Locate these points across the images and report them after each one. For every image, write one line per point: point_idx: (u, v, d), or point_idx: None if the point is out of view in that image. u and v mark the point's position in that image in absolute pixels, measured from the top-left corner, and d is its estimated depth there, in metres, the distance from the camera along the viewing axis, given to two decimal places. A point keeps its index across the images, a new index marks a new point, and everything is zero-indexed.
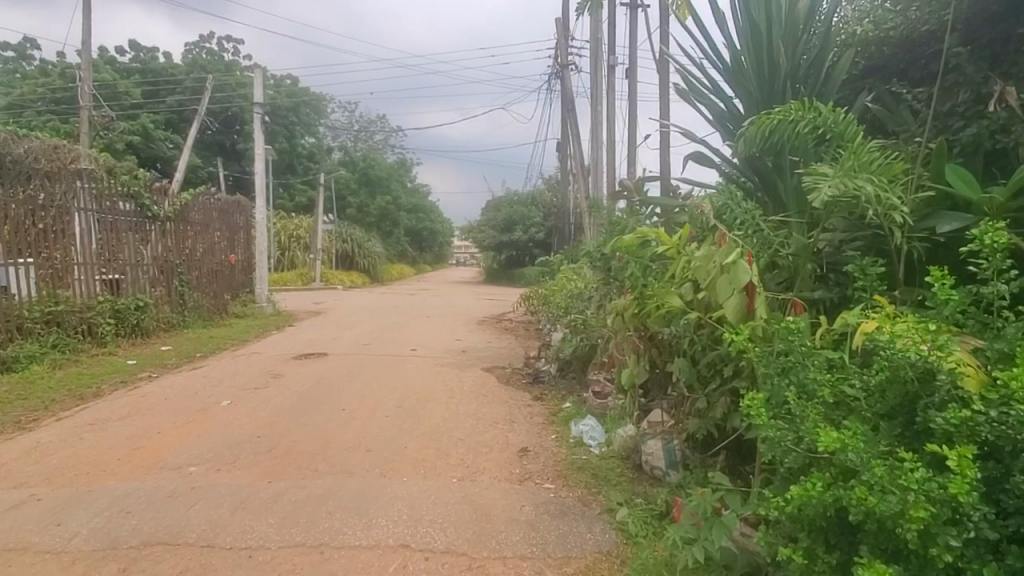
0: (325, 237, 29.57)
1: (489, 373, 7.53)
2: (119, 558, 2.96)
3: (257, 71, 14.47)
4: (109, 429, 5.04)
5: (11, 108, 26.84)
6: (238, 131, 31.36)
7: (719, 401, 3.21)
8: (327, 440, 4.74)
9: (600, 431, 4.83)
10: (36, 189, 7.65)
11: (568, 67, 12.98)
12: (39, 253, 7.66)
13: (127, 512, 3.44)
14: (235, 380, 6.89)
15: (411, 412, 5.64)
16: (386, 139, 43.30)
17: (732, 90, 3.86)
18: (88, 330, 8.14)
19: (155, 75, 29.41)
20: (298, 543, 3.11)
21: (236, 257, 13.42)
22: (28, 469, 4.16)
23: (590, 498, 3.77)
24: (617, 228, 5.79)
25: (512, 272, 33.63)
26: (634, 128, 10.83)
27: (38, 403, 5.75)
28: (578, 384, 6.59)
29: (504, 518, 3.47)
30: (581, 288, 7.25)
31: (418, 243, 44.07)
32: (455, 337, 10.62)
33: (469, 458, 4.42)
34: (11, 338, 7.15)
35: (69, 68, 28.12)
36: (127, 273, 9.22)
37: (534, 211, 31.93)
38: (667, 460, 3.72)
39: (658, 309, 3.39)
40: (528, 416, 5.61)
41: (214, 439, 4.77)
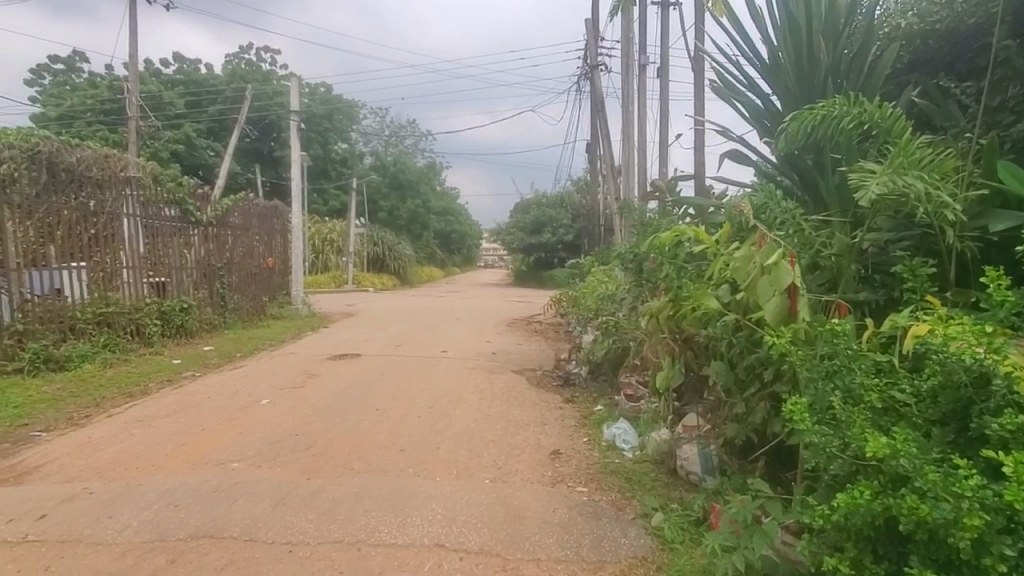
0: (357, 240, 30.13)
1: (520, 374, 7.56)
2: (168, 550, 3.08)
3: (292, 80, 14.89)
4: (156, 426, 5.26)
5: (62, 119, 28.22)
6: (275, 139, 32.09)
7: (758, 406, 3.15)
8: (361, 440, 4.82)
9: (633, 434, 4.77)
10: (87, 196, 8.01)
11: (599, 68, 12.89)
12: (90, 257, 8.05)
13: (174, 505, 3.58)
14: (273, 381, 7.06)
15: (442, 412, 5.71)
16: (416, 143, 43.89)
17: (770, 87, 3.77)
18: (136, 330, 8.53)
19: (197, 86, 30.16)
20: (336, 540, 3.17)
21: (273, 259, 13.82)
22: (80, 464, 4.37)
23: (623, 502, 3.72)
24: (648, 229, 5.74)
25: (540, 274, 33.63)
26: (665, 127, 10.67)
27: (90, 400, 6.05)
28: (609, 386, 6.54)
29: (537, 519, 3.46)
30: (613, 290, 7.21)
31: (447, 245, 44.75)
32: (486, 339, 10.72)
33: (500, 460, 4.44)
34: (65, 338, 7.49)
35: (117, 80, 29.45)
36: (172, 276, 9.65)
37: (562, 213, 31.82)
38: (703, 466, 3.71)
39: (692, 311, 3.33)
40: (559, 418, 5.59)
41: (254, 436, 4.92)
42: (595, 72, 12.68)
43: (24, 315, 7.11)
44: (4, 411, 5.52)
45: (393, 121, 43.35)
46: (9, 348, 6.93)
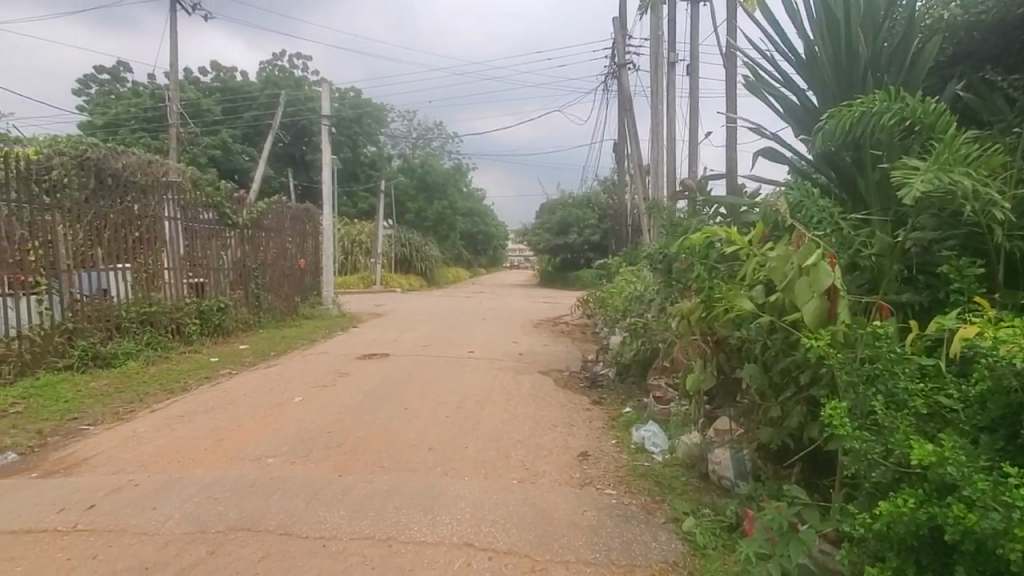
0: (385, 241, 30.58)
1: (547, 375, 7.54)
2: (207, 541, 3.19)
3: (324, 85, 15.23)
4: (195, 421, 5.46)
5: (108, 127, 29.53)
6: (307, 143, 32.91)
7: (794, 411, 3.08)
8: (391, 438, 4.90)
9: (663, 437, 4.69)
10: (131, 201, 8.35)
11: (627, 66, 12.78)
12: (134, 259, 8.40)
13: (213, 498, 3.70)
14: (305, 379, 7.23)
15: (470, 412, 5.74)
16: (443, 145, 44.27)
17: (806, 82, 3.67)
18: (176, 329, 8.87)
19: (234, 93, 31.18)
20: (366, 536, 3.23)
21: (305, 260, 14.15)
22: (125, 456, 4.56)
23: (654, 506, 3.67)
24: (678, 229, 5.66)
25: (566, 275, 33.47)
26: (695, 125, 10.49)
27: (134, 396, 6.31)
28: (638, 388, 6.46)
29: (566, 521, 3.44)
30: (642, 291, 7.13)
31: (473, 246, 45.00)
32: (512, 339, 10.73)
33: (528, 460, 4.44)
34: (111, 336, 7.82)
35: (158, 89, 30.66)
36: (210, 277, 10.00)
37: (588, 213, 31.61)
38: (736, 471, 3.66)
39: (725, 313, 3.26)
40: (587, 419, 5.56)
41: (288, 433, 5.05)
42: (623, 71, 12.56)
43: (73, 315, 7.35)
44: (56, 405, 5.80)
45: (421, 124, 43.85)
46: (59, 347, 7.12)
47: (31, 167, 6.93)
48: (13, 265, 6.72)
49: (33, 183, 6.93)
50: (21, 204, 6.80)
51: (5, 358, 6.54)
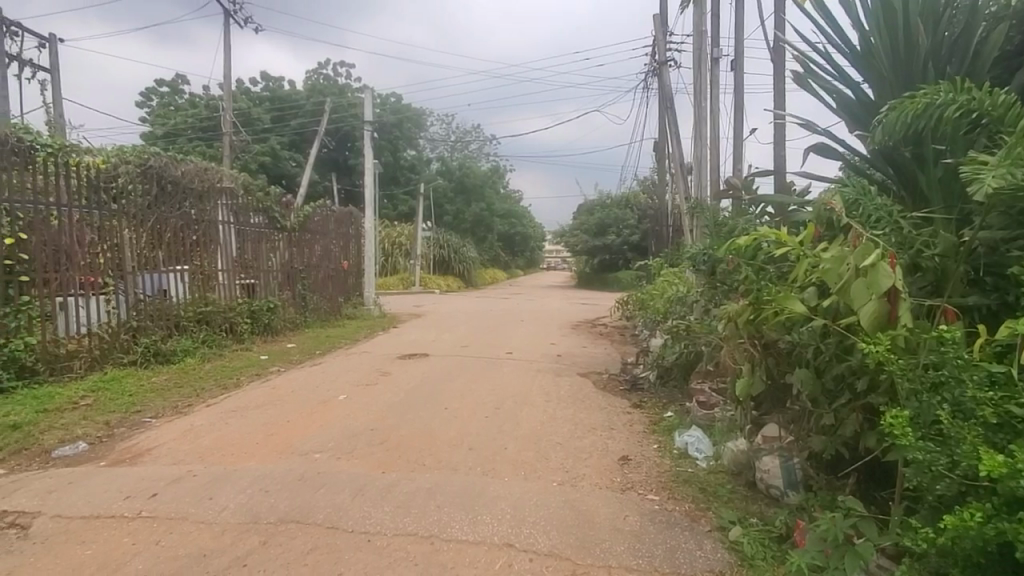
0: (424, 243, 31.10)
1: (586, 378, 7.49)
2: (259, 532, 3.32)
3: (367, 91, 15.65)
4: (247, 416, 5.71)
5: (167, 137, 31.28)
6: (350, 148, 33.91)
7: (849, 418, 2.95)
8: (432, 437, 4.98)
9: (707, 443, 4.57)
10: (189, 206, 8.84)
11: (668, 64, 12.54)
12: (191, 261, 8.86)
13: (265, 491, 3.86)
14: (348, 377, 7.45)
15: (509, 413, 5.77)
16: (481, 148, 44.62)
17: (862, 75, 3.51)
18: (230, 327, 9.32)
19: (281, 102, 32.21)
20: (409, 533, 3.29)
21: (349, 262, 14.57)
22: (184, 448, 4.82)
23: (698, 513, 3.58)
24: (722, 229, 5.52)
25: (605, 276, 33.09)
26: (740, 122, 10.18)
27: (191, 391, 6.66)
28: (680, 392, 6.33)
29: (608, 526, 3.40)
30: (685, 293, 6.98)
31: (510, 247, 45.19)
32: (551, 341, 10.71)
33: (568, 463, 4.42)
34: (171, 334, 8.28)
35: (213, 100, 32.27)
36: (260, 279, 10.45)
37: (627, 213, 31.17)
38: (785, 479, 3.48)
39: (774, 315, 3.12)
40: (627, 423, 5.48)
41: (334, 430, 5.22)
42: (664, 68, 12.33)
43: (137, 313, 7.81)
44: (121, 398, 6.19)
45: (459, 127, 44.39)
46: (125, 343, 7.58)
47: (100, 176, 7.42)
48: (85, 267, 7.16)
49: (101, 191, 7.38)
50: (90, 210, 7.24)
51: (77, 354, 6.98)
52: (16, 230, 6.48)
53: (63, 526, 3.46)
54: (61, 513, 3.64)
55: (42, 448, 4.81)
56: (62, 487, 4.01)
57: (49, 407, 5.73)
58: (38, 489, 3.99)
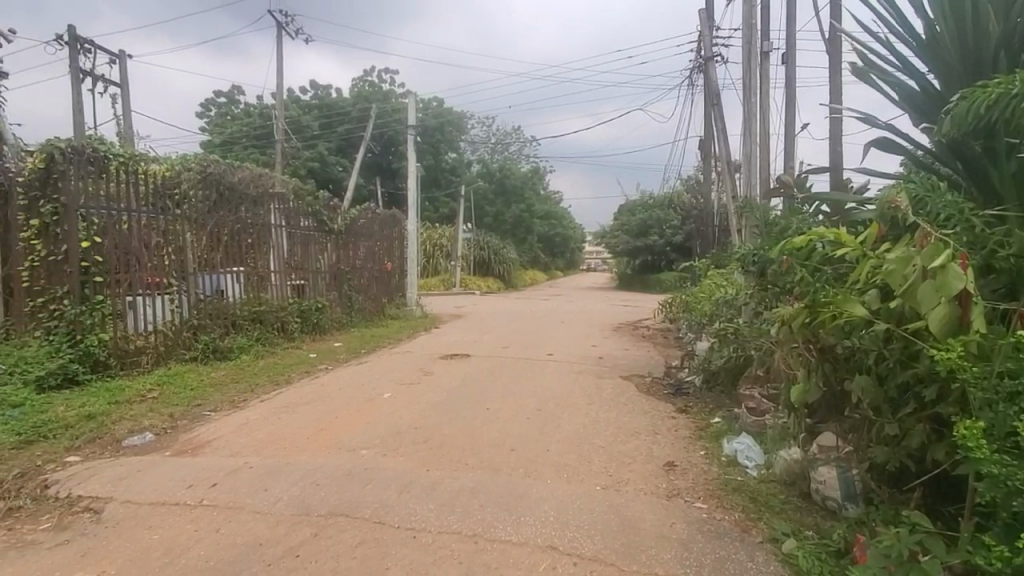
0: (464, 245, 31.45)
1: (628, 381, 7.37)
2: (311, 524, 3.44)
3: (410, 97, 15.98)
4: (297, 412, 5.94)
5: (224, 145, 32.98)
6: (394, 152, 34.71)
7: (915, 429, 2.79)
8: (475, 437, 5.02)
9: (757, 451, 4.40)
10: (245, 211, 9.28)
11: (715, 59, 12.20)
12: (247, 263, 9.29)
13: (316, 484, 4.00)
14: (393, 376, 7.62)
15: (551, 415, 5.75)
16: (521, 150, 44.73)
17: (926, 66, 3.30)
18: (282, 326, 9.73)
19: (329, 109, 33.36)
20: (454, 531, 3.33)
21: (392, 263, 14.91)
22: (240, 441, 5.06)
23: (748, 524, 3.45)
24: (774, 229, 5.31)
25: (647, 278, 32.50)
26: (792, 118, 9.78)
27: (246, 386, 6.99)
28: (727, 398, 6.14)
29: (654, 532, 3.33)
30: (733, 296, 6.76)
31: (550, 249, 45.07)
32: (591, 343, 10.60)
33: (611, 467, 4.36)
34: (229, 332, 8.72)
35: (266, 109, 33.78)
36: (309, 280, 10.87)
37: (671, 214, 30.49)
38: (844, 491, 3.37)
39: (833, 319, 2.95)
40: (672, 428, 5.36)
41: (380, 427, 5.35)
42: (710, 64, 11.99)
43: (198, 312, 8.27)
44: (184, 392, 6.56)
45: (500, 130, 44.67)
46: (187, 340, 8.04)
47: (164, 183, 7.88)
48: (150, 269, 7.63)
49: (165, 198, 7.84)
50: (155, 215, 7.71)
51: (145, 349, 7.45)
52: (91, 234, 7.00)
53: (133, 511, 3.70)
54: (131, 499, 3.89)
55: (114, 437, 5.16)
56: (132, 474, 4.29)
57: (120, 399, 6.15)
58: (111, 475, 4.28)
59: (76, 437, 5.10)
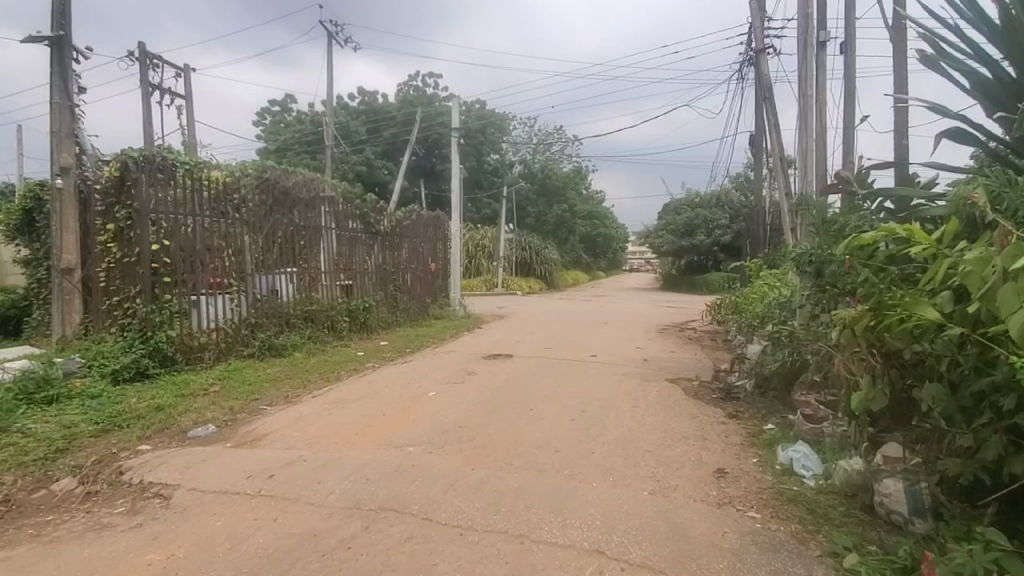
0: (506, 245, 31.58)
1: (675, 384, 7.19)
2: (362, 518, 3.54)
3: (454, 100, 16.19)
4: (346, 408, 6.13)
5: (278, 151, 34.47)
6: (437, 155, 35.28)
7: (991, 441, 2.58)
8: (519, 437, 5.04)
9: (815, 460, 4.20)
10: (298, 214, 9.66)
11: (767, 51, 11.73)
12: (299, 264, 9.68)
13: (366, 479, 4.12)
14: (438, 375, 7.75)
15: (595, 417, 5.68)
16: (563, 150, 44.49)
17: (1002, 51, 3.06)
18: (332, 325, 10.09)
19: (375, 114, 34.26)
20: (500, 530, 3.35)
21: (436, 264, 15.16)
22: (294, 435, 5.27)
23: (806, 536, 3.30)
24: (833, 228, 5.05)
25: (693, 278, 31.61)
26: (851, 110, 9.27)
27: (299, 383, 7.27)
28: (780, 403, 5.89)
29: (705, 541, 3.23)
30: (788, 298, 6.47)
31: (592, 249, 44.63)
32: (636, 345, 10.41)
33: (659, 472, 4.27)
34: (283, 330, 9.11)
35: (317, 115, 35.07)
36: (357, 280, 11.21)
37: (718, 212, 29.55)
38: (910, 506, 3.16)
39: (901, 323, 2.80)
40: (722, 433, 5.19)
41: (425, 425, 5.44)
42: (762, 56, 11.53)
43: (255, 311, 8.69)
44: (243, 387, 6.91)
45: (542, 130, 44.61)
46: (245, 337, 8.44)
47: (225, 188, 8.30)
48: (212, 270, 8.08)
49: (225, 202, 8.26)
50: (216, 219, 8.15)
51: (207, 346, 7.89)
52: (160, 238, 7.46)
53: (198, 499, 3.93)
54: (196, 487, 4.12)
55: (181, 428, 5.49)
56: (197, 463, 4.55)
57: (186, 393, 6.53)
58: (178, 464, 4.55)
59: (147, 428, 5.45)
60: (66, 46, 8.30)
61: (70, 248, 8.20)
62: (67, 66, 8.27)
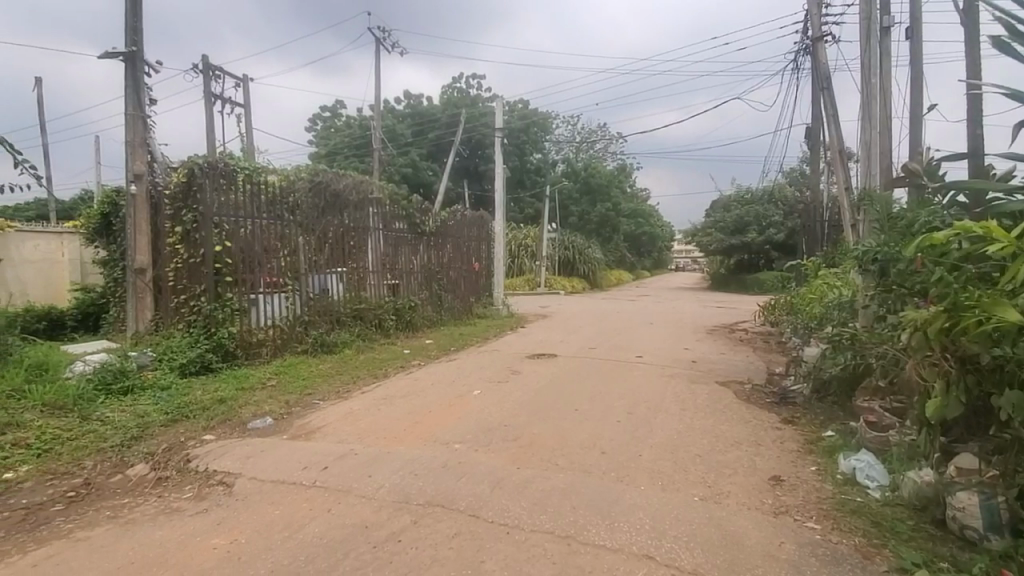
0: (549, 245, 31.47)
1: (725, 387, 6.96)
2: (411, 512, 3.62)
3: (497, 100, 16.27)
4: (394, 404, 6.28)
5: (328, 155, 35.72)
6: (481, 155, 35.59)
7: None
8: (564, 438, 5.01)
9: (881, 470, 3.96)
10: (347, 215, 9.97)
11: (825, 39, 11.15)
12: (349, 264, 9.99)
13: (414, 474, 4.20)
14: (482, 373, 7.82)
15: (642, 419, 5.57)
16: (607, 147, 43.89)
17: None
18: (380, 323, 10.38)
19: (420, 117, 34.92)
20: (546, 531, 3.34)
21: (480, 263, 15.29)
22: (346, 429, 5.45)
23: (870, 550, 3.12)
24: (900, 224, 4.74)
25: (743, 278, 30.47)
26: (919, 98, 8.68)
27: (349, 379, 7.51)
28: (841, 410, 5.59)
29: (760, 551, 3.11)
30: (849, 299, 6.13)
31: (636, 248, 43.82)
32: (683, 346, 10.14)
33: (710, 477, 4.14)
34: (334, 327, 9.44)
35: (365, 120, 36.13)
36: (403, 280, 11.47)
37: (771, 209, 28.34)
38: (986, 521, 2.96)
39: (978, 326, 2.62)
40: (777, 439, 4.98)
41: (471, 423, 5.50)
42: (819, 44, 10.96)
43: (308, 309, 9.05)
44: (298, 381, 7.22)
45: (585, 128, 44.16)
46: (299, 334, 8.81)
47: (280, 192, 8.67)
48: (269, 270, 8.48)
49: (281, 206, 8.65)
50: (272, 221, 8.54)
51: (265, 342, 8.30)
52: (222, 240, 7.89)
53: (258, 488, 4.13)
54: (256, 476, 4.33)
55: (241, 420, 5.79)
56: (256, 454, 4.78)
57: (246, 386, 6.89)
58: (240, 454, 4.80)
59: (211, 419, 5.78)
60: (138, 61, 8.89)
61: (142, 249, 8.80)
62: (139, 79, 8.87)
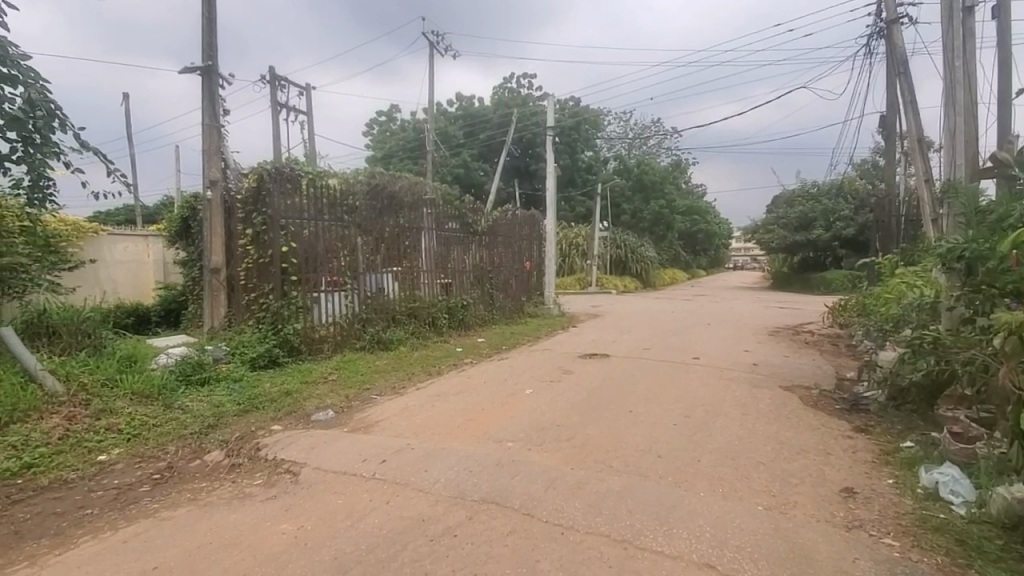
0: (600, 244, 31.02)
1: (790, 391, 6.62)
2: (466, 508, 3.67)
3: (548, 99, 16.22)
4: (448, 401, 6.40)
5: (384, 158, 36.82)
6: (531, 155, 35.58)
7: None
8: (618, 439, 4.93)
9: (968, 485, 3.65)
10: (402, 216, 10.24)
11: (901, 20, 10.36)
12: (404, 263, 10.27)
13: (469, 471, 4.27)
14: (534, 373, 7.83)
15: (700, 423, 5.40)
16: (660, 143, 42.74)
17: None
18: (433, 321, 10.61)
19: (472, 118, 35.33)
20: (602, 533, 3.30)
21: (531, 262, 15.30)
22: (402, 424, 5.60)
23: (956, 571, 2.88)
24: (992, 217, 4.34)
25: (808, 277, 28.81)
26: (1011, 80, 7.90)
27: (404, 375, 7.73)
28: (921, 419, 5.18)
29: (830, 565, 2.95)
30: (930, 299, 5.67)
31: (691, 246, 42.39)
32: (743, 348, 9.72)
33: (774, 486, 3.95)
34: (389, 325, 9.74)
35: (418, 123, 36.99)
36: (455, 278, 11.67)
37: (840, 203, 26.63)
38: None
39: None
40: (848, 449, 4.68)
41: (523, 422, 5.52)
42: (894, 26, 10.20)
43: (366, 307, 9.39)
44: (357, 376, 7.51)
45: (638, 124, 43.22)
46: (357, 331, 9.16)
47: (340, 194, 9.03)
48: (330, 270, 8.86)
49: (341, 208, 9.01)
50: (333, 223, 8.91)
51: (326, 338, 8.69)
52: (288, 241, 8.30)
53: (322, 478, 4.32)
54: (320, 466, 4.55)
55: (306, 412, 6.09)
56: (320, 445, 5.01)
57: (309, 379, 7.26)
58: (304, 444, 5.05)
59: (278, 410, 6.12)
60: (214, 75, 9.53)
61: (217, 250, 9.42)
62: (214, 92, 9.50)
